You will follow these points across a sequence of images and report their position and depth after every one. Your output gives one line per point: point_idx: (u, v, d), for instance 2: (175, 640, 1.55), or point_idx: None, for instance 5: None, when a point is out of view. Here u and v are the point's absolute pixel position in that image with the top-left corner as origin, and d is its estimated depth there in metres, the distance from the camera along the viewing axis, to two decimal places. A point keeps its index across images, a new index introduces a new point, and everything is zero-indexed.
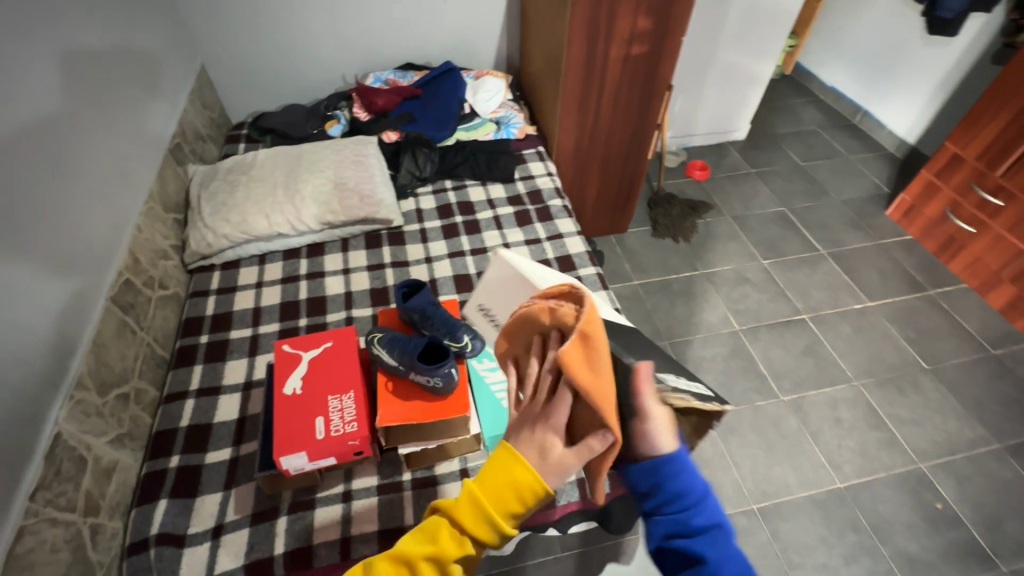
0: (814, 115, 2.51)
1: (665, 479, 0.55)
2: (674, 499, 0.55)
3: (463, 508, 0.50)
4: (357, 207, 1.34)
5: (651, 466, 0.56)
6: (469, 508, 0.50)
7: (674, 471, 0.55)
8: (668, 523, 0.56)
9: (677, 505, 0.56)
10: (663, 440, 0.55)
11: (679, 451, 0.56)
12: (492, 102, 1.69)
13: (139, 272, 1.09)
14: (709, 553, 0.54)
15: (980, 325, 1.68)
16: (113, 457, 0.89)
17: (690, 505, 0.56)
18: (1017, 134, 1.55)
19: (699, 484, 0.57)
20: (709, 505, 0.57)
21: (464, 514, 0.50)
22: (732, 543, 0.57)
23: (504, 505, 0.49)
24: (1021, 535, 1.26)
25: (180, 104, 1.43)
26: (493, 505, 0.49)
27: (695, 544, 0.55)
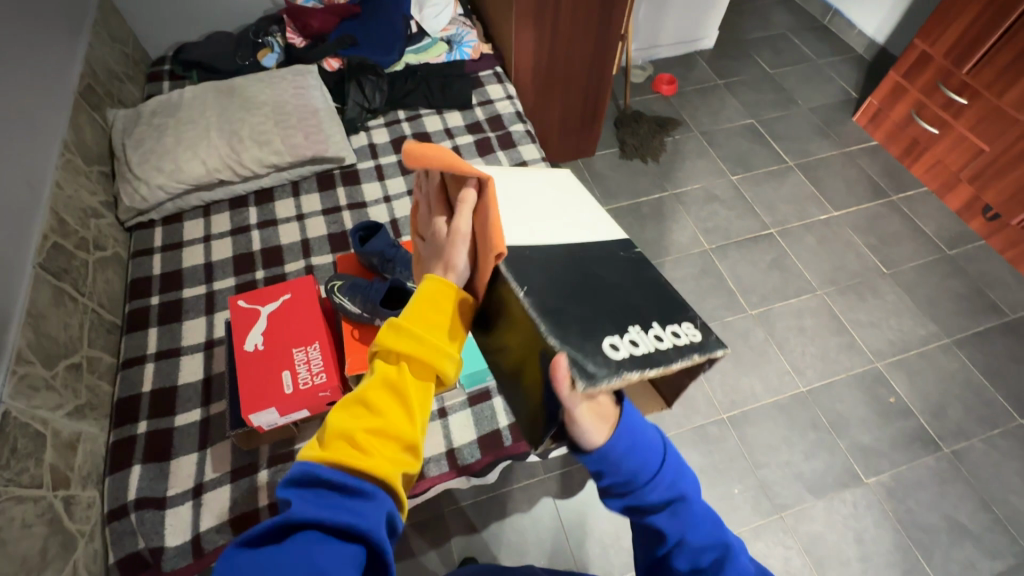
0: (783, 17, 2.39)
1: (614, 469, 0.58)
2: (625, 482, 0.58)
3: (400, 339, 0.52)
4: (304, 146, 1.24)
5: (597, 462, 0.58)
6: (407, 336, 0.51)
7: (622, 458, 0.58)
8: (628, 503, 0.59)
9: (632, 487, 0.59)
10: (593, 433, 0.57)
11: (621, 439, 0.58)
12: (441, 18, 1.54)
13: (68, 234, 1.00)
14: (672, 526, 0.57)
15: (938, 227, 1.72)
16: (75, 429, 0.86)
17: (644, 483, 0.59)
18: (987, 27, 1.49)
19: (651, 462, 0.59)
20: (666, 479, 0.59)
21: (400, 346, 0.51)
22: (695, 506, 0.59)
23: (442, 320, 0.53)
24: (962, 419, 1.38)
25: (84, 38, 1.25)
26: (431, 323, 0.52)
27: (656, 520, 0.58)
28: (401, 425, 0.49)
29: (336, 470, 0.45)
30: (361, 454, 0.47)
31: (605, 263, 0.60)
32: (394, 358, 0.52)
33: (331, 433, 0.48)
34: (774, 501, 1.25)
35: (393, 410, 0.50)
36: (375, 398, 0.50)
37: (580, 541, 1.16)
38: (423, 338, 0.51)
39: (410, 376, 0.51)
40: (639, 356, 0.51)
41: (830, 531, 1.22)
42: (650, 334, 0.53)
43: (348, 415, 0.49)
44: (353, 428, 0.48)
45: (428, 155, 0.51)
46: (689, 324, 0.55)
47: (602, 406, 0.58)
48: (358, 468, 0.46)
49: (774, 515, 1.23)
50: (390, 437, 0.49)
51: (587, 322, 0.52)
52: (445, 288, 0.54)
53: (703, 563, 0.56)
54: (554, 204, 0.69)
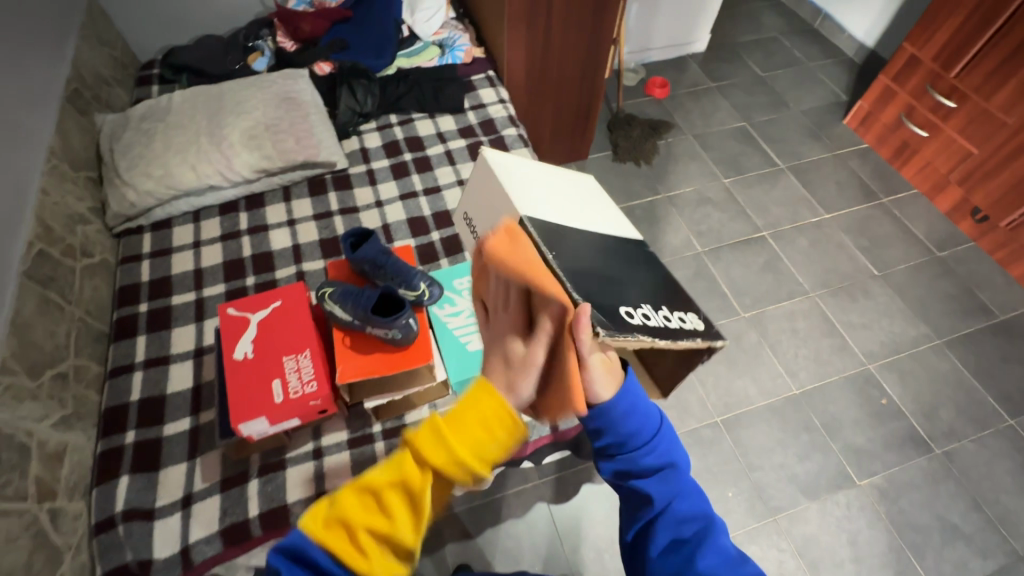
0: (774, 20, 2.40)
1: (612, 427, 0.58)
2: (620, 443, 0.59)
3: (432, 441, 0.49)
4: (295, 151, 1.23)
5: (596, 417, 0.58)
6: (440, 443, 0.48)
7: (621, 418, 0.58)
8: (619, 466, 0.60)
9: (626, 449, 0.59)
10: (602, 388, 0.56)
11: (622, 400, 0.58)
12: (433, 22, 1.53)
13: (54, 241, 0.98)
14: (659, 491, 0.58)
15: (928, 229, 1.74)
16: (61, 440, 0.85)
17: (637, 445, 0.59)
18: (975, 31, 1.51)
19: (647, 427, 0.60)
20: (659, 447, 0.60)
21: (427, 447, 0.48)
22: (684, 476, 0.60)
23: (486, 437, 0.48)
24: (953, 420, 1.38)
25: (71, 42, 1.24)
26: (472, 437, 0.48)
27: (643, 485, 0.59)
28: (400, 535, 0.48)
29: (328, 558, 0.48)
30: (356, 551, 0.47)
31: (622, 249, 0.65)
32: (420, 458, 0.49)
33: (335, 513, 0.49)
34: (769, 504, 1.25)
35: (398, 518, 0.48)
36: (388, 492, 0.49)
37: (575, 545, 1.16)
38: (450, 448, 0.47)
39: (426, 486, 0.48)
40: (651, 326, 0.53)
41: (824, 534, 1.22)
42: (659, 314, 0.56)
43: (358, 501, 0.49)
44: (355, 520, 0.48)
45: (515, 249, 0.54)
46: (694, 315, 0.59)
47: (612, 364, 0.58)
48: (349, 562, 0.47)
49: (768, 518, 1.23)
50: (389, 540, 0.48)
51: (604, 289, 0.55)
52: (503, 408, 0.49)
53: (684, 533, 0.56)
54: (579, 198, 0.73)
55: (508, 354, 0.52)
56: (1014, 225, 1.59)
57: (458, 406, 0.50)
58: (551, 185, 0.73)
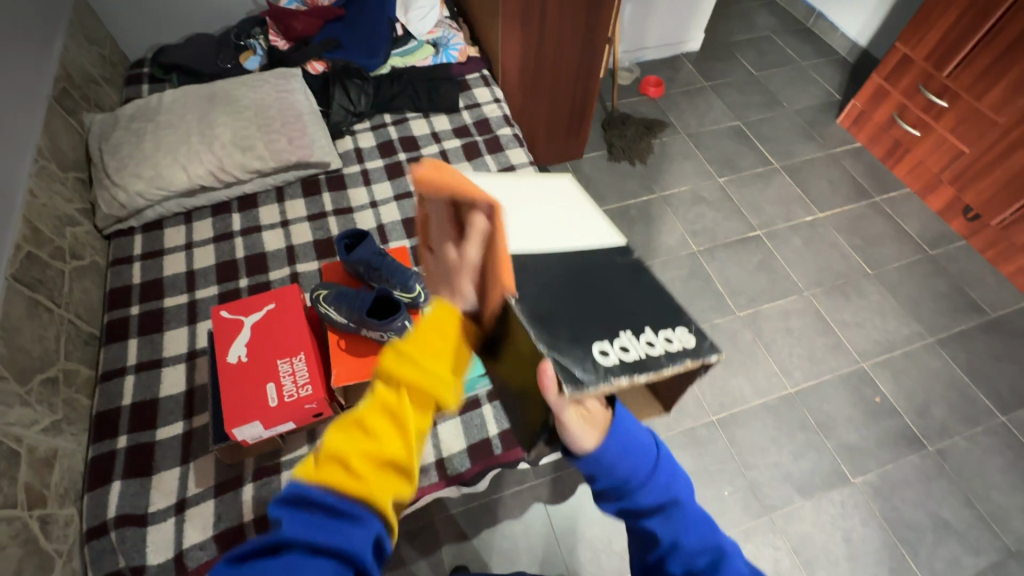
0: (767, 19, 2.41)
1: (606, 473, 0.58)
2: (618, 486, 0.59)
3: (400, 362, 0.48)
4: (288, 151, 1.22)
5: (589, 465, 0.58)
6: (409, 360, 0.48)
7: (614, 463, 0.58)
8: (622, 506, 0.60)
9: (625, 490, 0.59)
10: (583, 437, 0.57)
11: (611, 445, 0.58)
12: (427, 21, 1.52)
13: (43, 244, 0.97)
14: (665, 529, 0.58)
15: (920, 227, 1.75)
16: (51, 445, 0.84)
17: (637, 486, 0.59)
18: (967, 30, 1.52)
19: (644, 465, 0.59)
20: (659, 482, 0.59)
21: (404, 371, 0.48)
22: (689, 508, 0.59)
23: (447, 344, 0.49)
24: (945, 418, 1.40)
25: (58, 40, 1.22)
26: (434, 349, 0.49)
27: (649, 523, 0.58)
28: (396, 453, 0.47)
29: (329, 494, 0.45)
30: (354, 479, 0.45)
31: (600, 268, 0.57)
32: (394, 381, 0.48)
33: (326, 454, 0.47)
34: (764, 502, 1.26)
35: (387, 437, 0.47)
36: (371, 420, 0.48)
37: (571, 546, 1.16)
38: (424, 367, 0.47)
39: (407, 402, 0.47)
40: (629, 362, 0.50)
41: (819, 531, 1.23)
42: (642, 340, 0.52)
43: (345, 435, 0.47)
44: (346, 452, 0.46)
45: (440, 174, 0.52)
46: (682, 329, 0.53)
47: (590, 411, 0.58)
48: (349, 493, 0.45)
49: (764, 516, 1.24)
50: (386, 463, 0.47)
51: (578, 323, 0.52)
52: (447, 311, 0.51)
53: (698, 566, 0.56)
54: (549, 206, 0.62)
55: (447, 262, 0.54)
56: (1005, 224, 1.60)
57: (417, 327, 0.50)
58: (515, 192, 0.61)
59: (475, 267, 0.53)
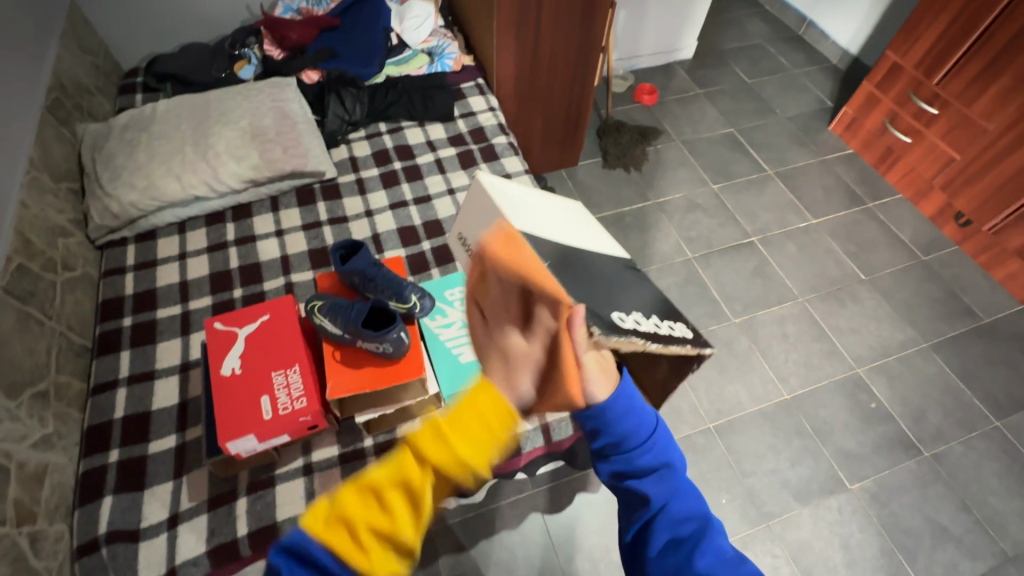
0: (759, 27, 2.43)
1: (608, 428, 0.58)
2: (616, 444, 0.59)
3: (431, 439, 0.43)
4: (283, 161, 1.21)
5: (592, 418, 0.58)
6: (440, 440, 0.43)
7: (618, 419, 0.58)
8: (617, 467, 0.60)
9: (622, 449, 0.59)
10: (596, 387, 0.57)
11: (619, 400, 0.58)
12: (422, 30, 1.53)
13: (34, 255, 0.96)
14: (656, 492, 0.58)
15: (913, 233, 1.76)
16: (41, 460, 0.82)
17: (634, 446, 0.59)
18: (955, 39, 1.54)
19: (643, 428, 0.60)
20: (656, 448, 0.60)
21: (428, 447, 0.43)
22: (681, 478, 0.60)
23: (485, 433, 0.43)
24: (941, 423, 1.40)
25: (51, 50, 1.21)
26: (470, 433, 0.43)
27: (641, 485, 0.58)
28: (403, 535, 0.43)
29: (330, 558, 0.43)
30: (356, 550, 0.42)
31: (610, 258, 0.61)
32: (421, 458, 0.43)
33: (336, 511, 0.44)
34: (762, 510, 1.25)
35: (399, 518, 0.43)
36: (389, 491, 0.44)
37: (569, 555, 1.15)
38: (450, 450, 0.42)
39: (427, 482, 0.43)
40: (644, 331, 0.52)
41: (816, 538, 1.23)
42: (651, 320, 0.56)
43: (358, 499, 0.44)
44: (356, 517, 0.43)
45: (516, 254, 0.48)
46: (681, 325, 0.61)
47: (604, 360, 0.59)
48: (348, 562, 0.42)
49: (762, 524, 1.24)
50: (392, 542, 0.43)
51: (600, 291, 0.53)
52: (496, 395, 0.45)
53: (683, 533, 0.55)
54: (572, 218, 0.67)
55: (505, 348, 0.47)
56: (996, 228, 1.61)
57: (462, 398, 0.45)
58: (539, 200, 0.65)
59: (538, 364, 0.47)
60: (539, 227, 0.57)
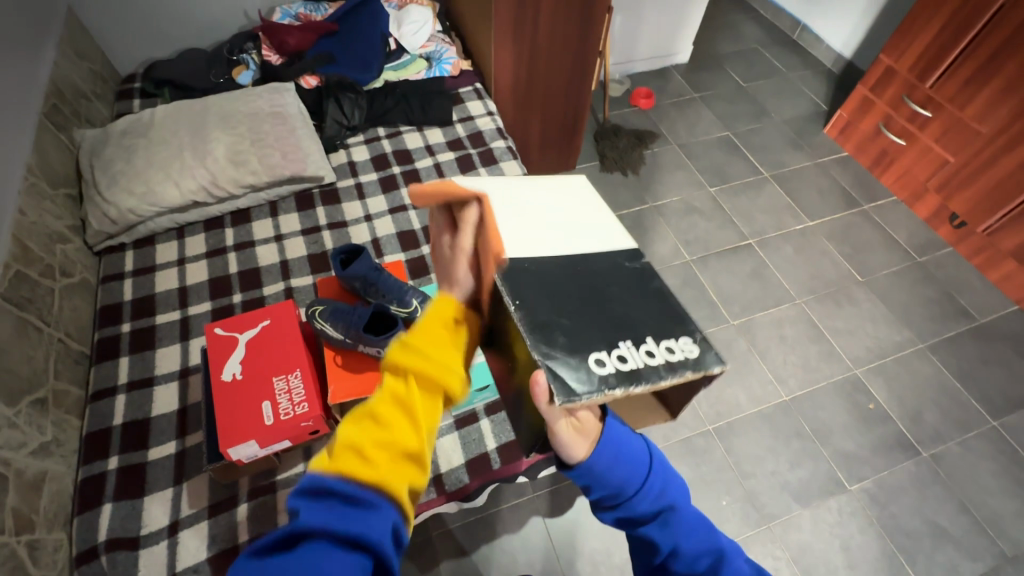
0: (754, 32, 2.45)
1: (599, 482, 0.59)
2: (612, 494, 0.59)
3: (409, 354, 0.51)
4: (282, 166, 1.21)
5: (582, 476, 0.59)
6: (416, 352, 0.50)
7: (606, 470, 0.58)
8: (619, 515, 0.60)
9: (620, 498, 0.59)
10: (574, 448, 0.57)
11: (602, 453, 0.58)
12: (421, 35, 1.53)
13: (32, 262, 0.95)
14: (663, 535, 0.57)
15: (908, 235, 1.78)
16: (40, 468, 0.82)
17: (631, 493, 0.59)
18: (948, 43, 1.56)
19: (636, 472, 0.60)
20: (653, 489, 0.60)
21: (410, 360, 0.50)
22: (686, 512, 0.59)
23: (449, 334, 0.52)
24: (938, 423, 1.41)
25: (49, 56, 1.21)
26: (440, 340, 0.52)
27: (647, 531, 0.58)
28: (408, 441, 0.48)
29: (344, 482, 0.46)
30: (367, 467, 0.47)
31: (607, 273, 0.58)
32: (403, 373, 0.51)
33: (339, 445, 0.48)
34: (762, 511, 1.26)
35: (398, 425, 0.49)
36: (382, 411, 0.50)
37: (570, 559, 1.15)
38: (429, 355, 0.50)
39: (416, 391, 0.49)
40: (625, 373, 0.50)
41: (817, 540, 1.23)
42: (640, 350, 0.52)
43: (357, 428, 0.49)
44: (360, 441, 0.48)
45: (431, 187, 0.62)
46: (687, 339, 0.54)
47: (582, 423, 0.58)
48: (366, 481, 0.46)
49: (762, 526, 1.24)
50: (399, 452, 0.48)
51: (579, 330, 0.52)
52: (449, 299, 0.57)
53: (698, 570, 0.55)
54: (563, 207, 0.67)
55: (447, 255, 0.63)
56: (990, 230, 1.63)
57: (424, 318, 0.53)
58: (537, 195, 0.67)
59: (469, 256, 0.60)
60: (532, 232, 0.59)
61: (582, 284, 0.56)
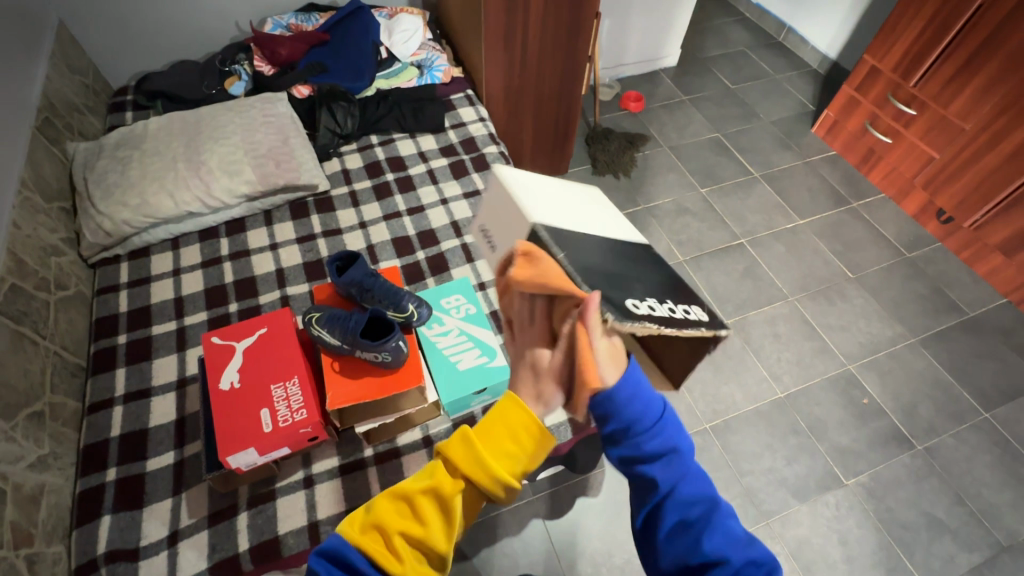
0: (741, 35, 2.49)
1: (615, 413, 0.55)
2: (625, 429, 0.56)
3: (461, 451, 0.54)
4: (276, 175, 1.22)
5: (599, 402, 0.55)
6: (467, 450, 0.54)
7: (626, 403, 0.55)
8: (624, 452, 0.57)
9: (631, 435, 0.56)
10: (606, 371, 0.54)
11: (626, 382, 0.55)
12: (411, 44, 1.55)
13: (27, 275, 0.96)
14: (664, 476, 0.57)
15: (897, 231, 1.80)
16: (38, 481, 0.82)
17: (645, 430, 0.56)
18: (930, 42, 1.59)
19: (652, 411, 0.57)
20: (664, 431, 0.57)
21: (458, 457, 0.54)
22: (689, 460, 0.58)
23: (510, 443, 0.54)
24: (932, 417, 1.42)
25: (41, 70, 1.22)
26: (499, 447, 0.54)
27: (650, 470, 0.57)
28: (431, 537, 0.51)
29: (366, 557, 0.50)
30: (392, 552, 0.50)
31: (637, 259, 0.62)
32: (451, 468, 0.54)
33: (373, 518, 0.53)
34: (760, 508, 1.26)
35: (426, 518, 0.52)
36: (421, 499, 0.54)
37: (572, 560, 1.15)
38: (479, 457, 0.53)
39: (449, 486, 0.53)
40: (657, 316, 0.51)
41: (815, 535, 1.24)
42: (664, 305, 0.54)
43: (395, 507, 0.54)
44: (391, 523, 0.52)
45: (534, 274, 0.52)
46: (697, 307, 0.57)
47: (617, 351, 0.55)
48: (384, 566, 0.50)
49: (761, 522, 1.25)
50: (422, 543, 0.52)
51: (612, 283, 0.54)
52: (517, 406, 0.55)
53: (691, 516, 0.55)
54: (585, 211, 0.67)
55: (532, 358, 0.56)
56: (977, 225, 1.65)
57: (484, 420, 0.56)
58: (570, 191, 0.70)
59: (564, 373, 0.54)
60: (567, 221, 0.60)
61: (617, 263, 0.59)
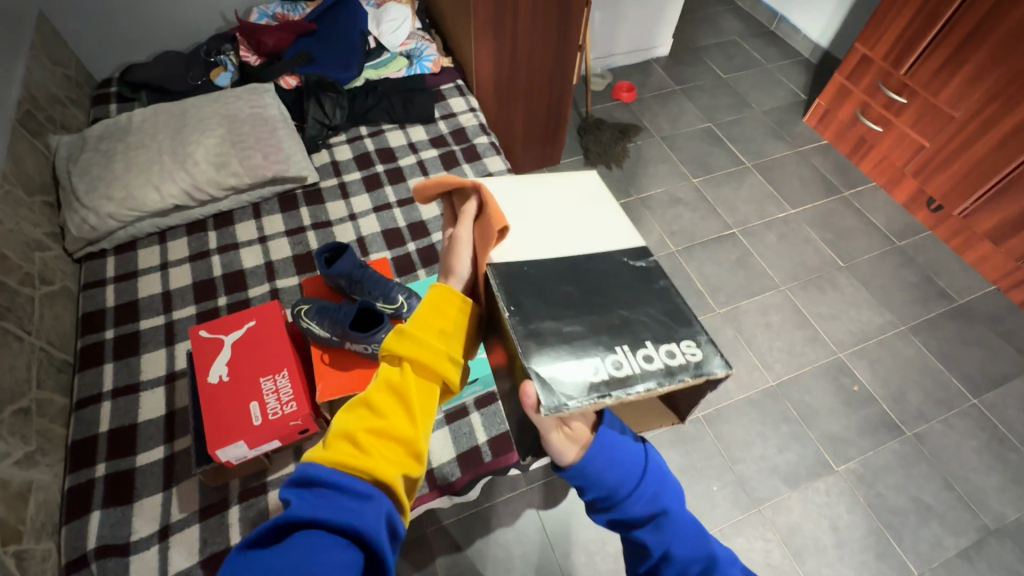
0: (732, 24, 2.48)
1: (592, 484, 0.58)
2: (606, 496, 0.58)
3: (404, 345, 0.55)
4: (263, 166, 1.20)
5: (577, 477, 0.59)
6: (411, 340, 0.55)
7: (599, 474, 0.58)
8: (612, 517, 0.59)
9: (613, 501, 0.58)
10: (564, 451, 0.59)
11: (596, 455, 0.58)
12: (400, 33, 1.53)
13: (10, 270, 0.94)
14: (655, 539, 0.57)
15: (887, 220, 1.81)
16: (26, 478, 0.81)
17: (624, 498, 0.58)
18: (922, 28, 1.58)
19: (629, 477, 0.59)
20: (646, 493, 0.58)
21: (405, 348, 0.55)
22: (680, 518, 0.58)
23: (444, 324, 0.57)
24: (921, 402, 1.44)
25: (21, 62, 1.19)
26: (434, 329, 0.56)
27: (640, 534, 0.57)
28: (403, 427, 0.52)
29: (342, 471, 0.48)
30: (363, 453, 0.50)
31: (611, 269, 0.62)
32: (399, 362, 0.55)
33: (337, 435, 0.51)
34: (752, 495, 1.27)
35: (395, 413, 0.53)
36: (380, 399, 0.54)
37: (565, 550, 1.16)
38: (424, 342, 0.54)
39: (411, 379, 0.54)
40: (618, 380, 0.53)
41: (806, 521, 1.25)
42: (637, 356, 0.55)
43: (354, 417, 0.53)
44: (355, 428, 0.51)
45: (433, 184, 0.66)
46: (688, 342, 0.57)
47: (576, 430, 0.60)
48: (359, 470, 0.48)
49: (753, 509, 1.26)
50: (390, 437, 0.52)
51: (569, 338, 0.55)
52: (448, 291, 0.59)
53: None
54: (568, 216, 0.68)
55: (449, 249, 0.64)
56: (966, 213, 1.66)
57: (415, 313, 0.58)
58: (544, 186, 0.72)
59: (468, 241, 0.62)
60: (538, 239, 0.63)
61: (586, 280, 0.60)
